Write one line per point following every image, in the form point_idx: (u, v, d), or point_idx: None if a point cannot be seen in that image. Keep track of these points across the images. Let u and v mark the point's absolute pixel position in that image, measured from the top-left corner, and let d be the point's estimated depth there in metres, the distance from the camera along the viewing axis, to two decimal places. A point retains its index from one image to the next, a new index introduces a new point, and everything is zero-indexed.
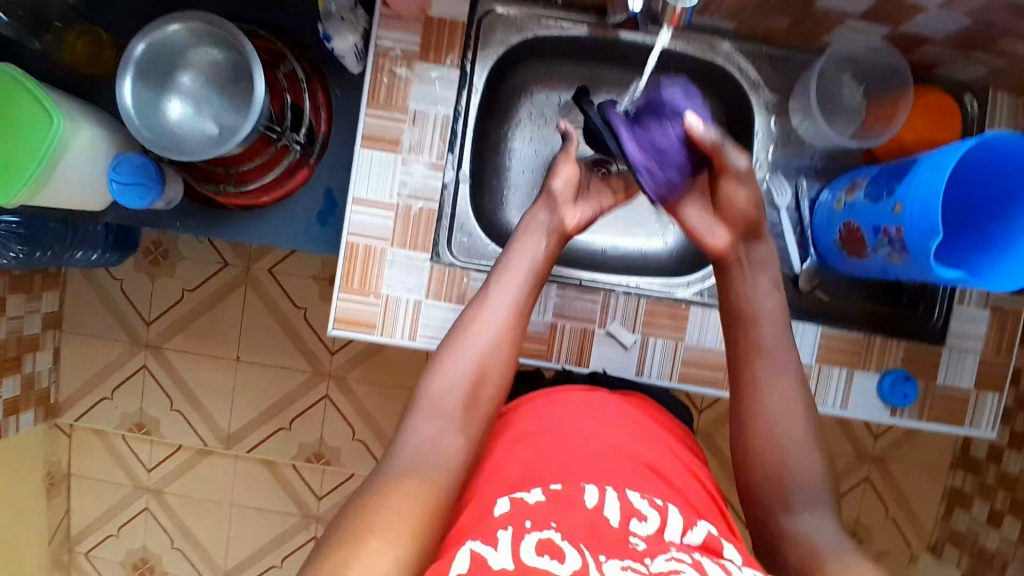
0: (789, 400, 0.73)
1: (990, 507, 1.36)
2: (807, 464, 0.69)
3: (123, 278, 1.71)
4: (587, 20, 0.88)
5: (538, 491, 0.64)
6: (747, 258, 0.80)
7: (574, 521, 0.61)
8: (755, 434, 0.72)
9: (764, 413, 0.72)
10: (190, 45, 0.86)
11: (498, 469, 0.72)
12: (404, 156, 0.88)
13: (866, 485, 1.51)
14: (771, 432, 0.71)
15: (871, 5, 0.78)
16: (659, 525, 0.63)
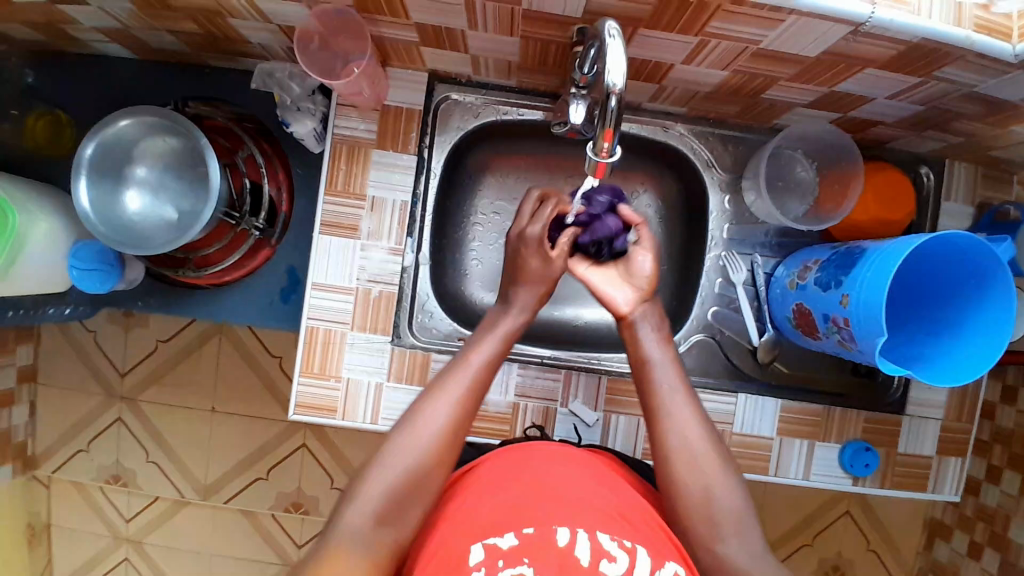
0: (688, 417, 0.69)
1: (969, 539, 1.21)
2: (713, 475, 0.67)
3: (97, 331, 1.70)
4: (543, 104, 0.90)
5: (513, 535, 0.60)
6: (637, 317, 0.76)
7: (548, 564, 0.58)
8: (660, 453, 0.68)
9: (662, 432, 0.69)
10: (142, 136, 0.86)
11: (452, 525, 0.65)
12: (363, 242, 0.88)
13: (845, 520, 1.39)
14: (674, 446, 0.68)
15: (817, 96, 0.77)
16: (631, 567, 0.59)
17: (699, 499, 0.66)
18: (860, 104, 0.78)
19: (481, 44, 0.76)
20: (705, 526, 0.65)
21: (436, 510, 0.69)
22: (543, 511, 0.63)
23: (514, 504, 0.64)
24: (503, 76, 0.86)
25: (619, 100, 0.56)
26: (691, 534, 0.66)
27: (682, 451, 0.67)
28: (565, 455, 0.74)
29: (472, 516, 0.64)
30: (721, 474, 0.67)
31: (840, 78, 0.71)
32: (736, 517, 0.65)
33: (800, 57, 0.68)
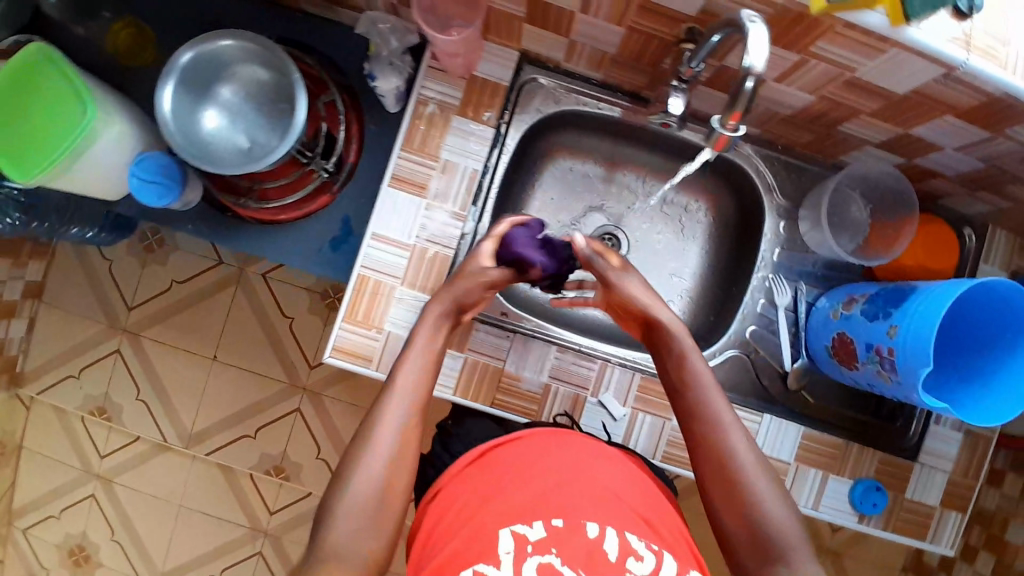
0: (736, 445, 0.68)
1: None
2: (763, 500, 0.65)
3: (113, 259, 1.69)
4: (621, 102, 0.93)
5: (541, 528, 0.63)
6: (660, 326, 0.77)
7: (574, 551, 0.62)
8: (707, 478, 0.69)
9: (706, 457, 0.69)
10: (237, 60, 0.88)
11: (481, 505, 0.67)
12: (428, 202, 0.90)
13: None
14: (719, 474, 0.68)
15: (890, 136, 0.81)
16: (654, 568, 0.63)
17: (748, 522, 0.65)
18: (927, 152, 0.82)
19: (583, 31, 0.79)
20: (750, 548, 0.65)
21: (466, 480, 0.72)
22: (572, 506, 0.65)
23: (540, 500, 0.66)
24: (593, 68, 0.89)
25: (755, 84, 0.59)
26: (736, 558, 0.66)
27: (732, 478, 0.67)
28: (599, 449, 0.76)
29: (501, 497, 0.67)
30: (771, 496, 0.65)
31: (918, 121, 0.75)
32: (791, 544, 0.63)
33: (886, 92, 0.71)
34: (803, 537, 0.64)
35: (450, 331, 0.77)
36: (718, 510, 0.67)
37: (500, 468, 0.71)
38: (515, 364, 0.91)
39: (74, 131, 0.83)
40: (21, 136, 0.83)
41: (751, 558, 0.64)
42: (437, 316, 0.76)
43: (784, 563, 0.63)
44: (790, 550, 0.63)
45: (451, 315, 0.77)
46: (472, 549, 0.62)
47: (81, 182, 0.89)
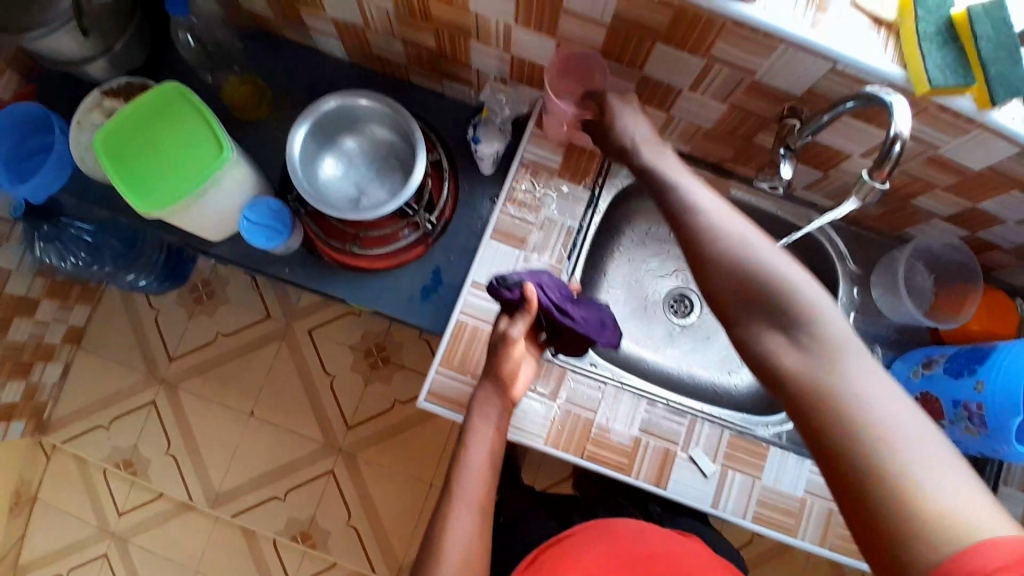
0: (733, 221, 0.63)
1: None
2: (769, 267, 0.59)
3: (161, 309, 1.71)
4: (705, 172, 1.00)
5: None
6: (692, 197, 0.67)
7: None
8: (700, 260, 0.63)
9: (699, 237, 0.63)
10: (366, 118, 0.95)
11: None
12: (527, 253, 0.95)
13: None
14: (715, 248, 0.62)
15: (958, 211, 0.89)
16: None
17: (746, 289, 0.59)
18: (989, 226, 0.90)
19: (683, 106, 0.88)
20: (751, 315, 0.59)
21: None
22: None
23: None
24: (681, 141, 0.98)
25: (901, 147, 0.63)
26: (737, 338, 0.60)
27: (729, 252, 0.61)
28: (641, 533, 0.85)
29: None
30: (775, 261, 0.60)
31: (987, 196, 0.84)
32: (798, 300, 0.57)
33: (962, 169, 0.80)
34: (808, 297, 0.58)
35: (503, 419, 0.82)
36: (714, 290, 0.61)
37: (552, 561, 0.80)
38: (605, 416, 0.93)
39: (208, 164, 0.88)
40: (156, 166, 0.89)
41: (750, 332, 0.59)
42: (495, 411, 0.81)
43: (786, 325, 0.57)
44: (799, 308, 0.57)
45: (502, 393, 0.82)
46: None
47: (199, 217, 0.94)
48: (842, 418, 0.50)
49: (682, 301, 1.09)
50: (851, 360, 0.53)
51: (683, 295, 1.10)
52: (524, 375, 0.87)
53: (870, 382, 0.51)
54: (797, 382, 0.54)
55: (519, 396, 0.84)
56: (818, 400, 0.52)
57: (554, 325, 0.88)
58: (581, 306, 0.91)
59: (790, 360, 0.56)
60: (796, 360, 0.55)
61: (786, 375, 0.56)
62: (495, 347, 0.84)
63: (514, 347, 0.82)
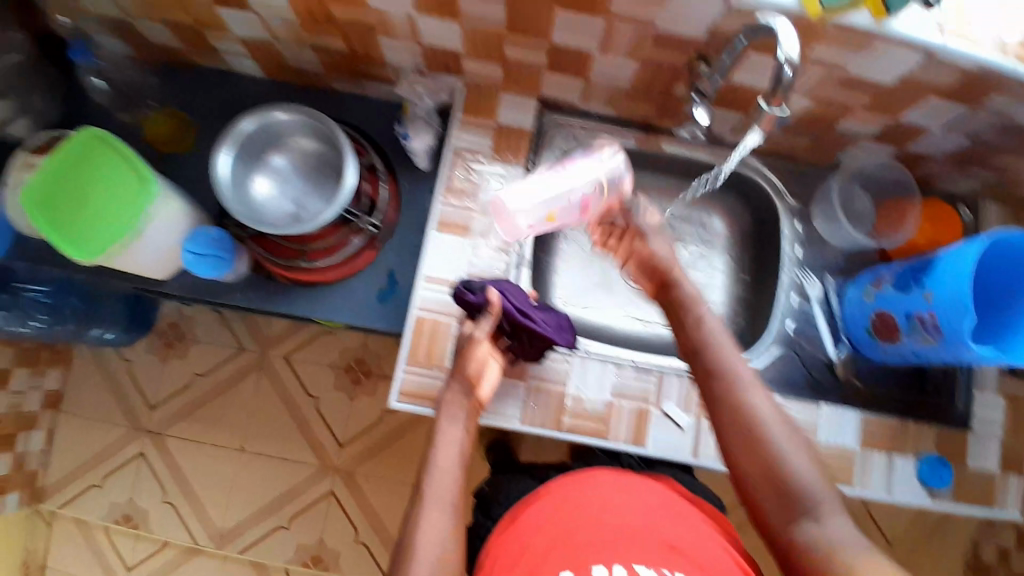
0: (762, 411, 0.72)
1: None
2: (787, 462, 0.69)
3: (133, 359, 1.69)
4: (634, 133, 1.02)
5: None
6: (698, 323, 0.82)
7: None
8: (729, 445, 0.73)
9: (729, 418, 0.73)
10: (289, 131, 0.95)
11: (518, 549, 0.78)
12: (473, 240, 0.96)
13: None
14: (741, 437, 0.72)
15: (882, 128, 0.91)
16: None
17: (769, 475, 0.70)
18: (916, 137, 0.92)
19: (600, 69, 0.89)
20: (771, 495, 0.70)
21: (503, 527, 0.84)
22: (583, 556, 0.75)
23: (561, 547, 0.77)
24: (606, 104, 0.99)
25: (792, 70, 0.64)
26: (763, 520, 0.70)
27: (749, 422, 0.72)
28: (617, 483, 0.86)
29: (526, 545, 0.79)
30: (794, 453, 0.70)
31: (904, 107, 0.85)
32: (809, 483, 0.68)
33: (875, 85, 0.82)
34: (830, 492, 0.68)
35: (471, 418, 0.84)
36: (741, 467, 0.71)
37: (525, 517, 0.83)
38: (576, 386, 0.93)
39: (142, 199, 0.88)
40: (83, 216, 0.86)
41: (779, 506, 0.69)
42: (461, 411, 0.83)
43: (812, 516, 0.67)
44: (815, 500, 0.67)
45: (467, 395, 0.84)
46: None
47: (142, 256, 0.94)
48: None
49: None
50: (876, 560, 0.61)
51: None
52: (491, 377, 0.87)
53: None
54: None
55: (486, 399, 0.86)
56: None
57: (518, 330, 0.88)
58: (542, 309, 0.91)
59: (813, 529, 0.66)
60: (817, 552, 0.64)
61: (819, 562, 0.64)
62: (460, 350, 0.86)
63: (478, 347, 0.85)
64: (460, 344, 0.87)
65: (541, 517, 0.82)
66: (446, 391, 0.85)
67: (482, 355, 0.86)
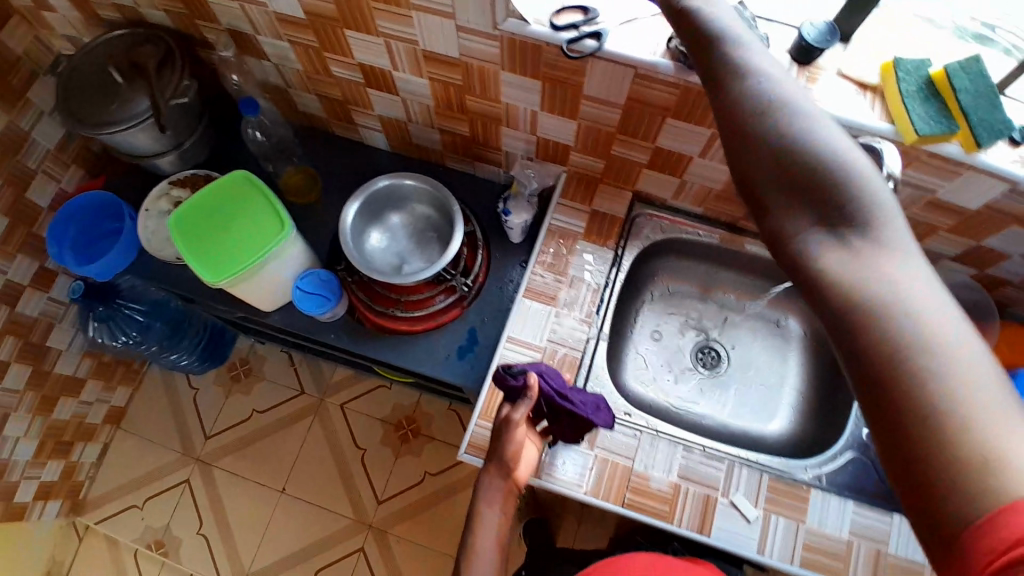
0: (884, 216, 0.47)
1: None
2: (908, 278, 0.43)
3: (199, 387, 1.76)
4: (719, 230, 1.10)
5: None
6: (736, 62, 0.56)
7: None
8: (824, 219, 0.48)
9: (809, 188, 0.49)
10: (411, 196, 1.05)
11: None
12: (558, 309, 1.03)
13: None
14: (818, 226, 0.48)
15: (963, 250, 0.96)
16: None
17: (787, 178, 0.50)
18: (997, 261, 0.96)
19: (695, 170, 0.98)
20: (790, 201, 0.50)
21: None
22: None
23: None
24: (695, 204, 1.08)
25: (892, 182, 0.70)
26: (865, 341, 0.42)
27: (795, 180, 0.50)
28: (662, 566, 0.89)
29: None
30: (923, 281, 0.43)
31: (987, 233, 0.90)
32: (872, 251, 0.46)
33: (960, 209, 0.88)
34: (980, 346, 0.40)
35: (510, 496, 0.86)
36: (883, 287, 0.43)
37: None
38: (643, 463, 0.95)
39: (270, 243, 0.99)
40: (218, 243, 0.99)
41: (858, 305, 0.44)
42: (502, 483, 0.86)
43: (839, 237, 0.48)
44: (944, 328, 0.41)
45: (505, 479, 0.86)
46: None
47: (250, 289, 1.03)
48: (954, 443, 0.38)
49: (709, 353, 1.13)
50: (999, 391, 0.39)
51: (708, 347, 1.14)
52: (527, 460, 0.90)
53: (1002, 413, 0.38)
54: (920, 424, 0.39)
55: (524, 480, 0.89)
56: (923, 400, 0.39)
57: (557, 412, 0.90)
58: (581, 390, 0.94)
59: (837, 269, 0.46)
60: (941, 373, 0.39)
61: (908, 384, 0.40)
62: (499, 435, 0.88)
63: (516, 430, 0.87)
64: (498, 427, 0.89)
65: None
66: (485, 473, 0.87)
67: (520, 438, 0.88)
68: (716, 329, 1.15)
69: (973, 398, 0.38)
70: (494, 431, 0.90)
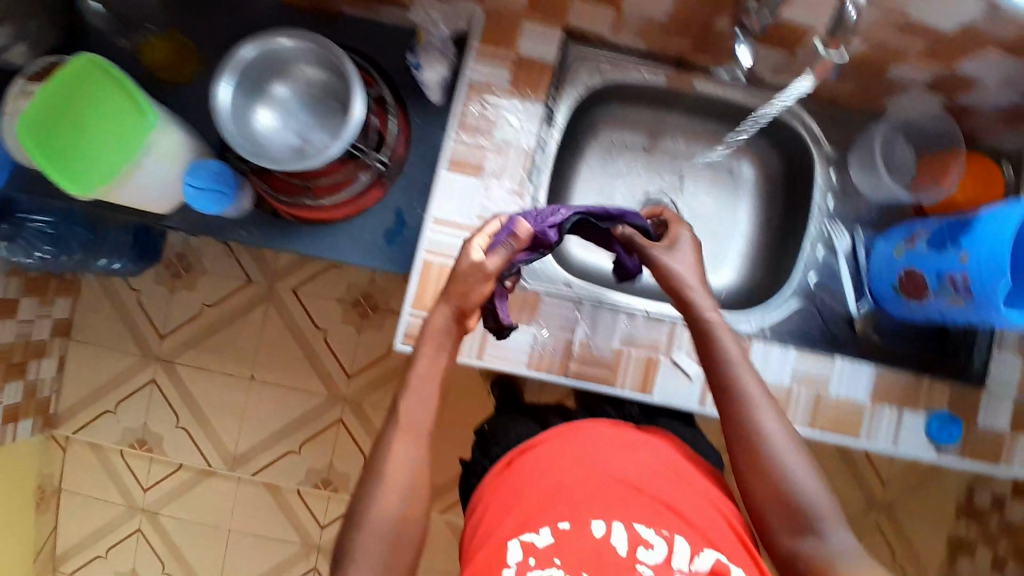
0: (775, 437, 0.70)
1: None
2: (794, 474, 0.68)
3: (141, 288, 1.68)
4: (666, 69, 0.94)
5: (548, 535, 0.74)
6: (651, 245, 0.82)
7: (583, 547, 0.73)
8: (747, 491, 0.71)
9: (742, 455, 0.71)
10: (293, 59, 0.88)
11: (511, 504, 0.79)
12: (485, 181, 0.91)
13: (876, 533, 1.54)
14: (751, 466, 0.70)
15: (934, 74, 0.84)
16: (666, 554, 0.73)
17: (724, 398, 0.74)
18: (968, 86, 0.85)
19: None
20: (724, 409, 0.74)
21: (513, 463, 0.84)
22: (586, 509, 0.76)
23: (561, 500, 0.77)
24: (637, 37, 0.91)
25: None
26: (765, 531, 0.70)
27: (734, 398, 0.73)
28: (624, 438, 0.86)
29: (533, 486, 0.80)
30: (801, 469, 0.68)
31: (964, 56, 0.79)
32: (778, 438, 0.70)
33: (936, 29, 0.75)
34: (833, 508, 0.67)
35: (456, 345, 0.78)
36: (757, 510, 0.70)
37: (537, 456, 0.83)
38: (586, 332, 0.92)
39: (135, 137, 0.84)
40: (78, 148, 0.83)
41: (756, 458, 0.70)
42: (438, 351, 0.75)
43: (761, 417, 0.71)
44: (818, 519, 0.66)
45: (457, 323, 0.75)
46: (505, 539, 0.75)
47: (129, 194, 0.90)
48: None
49: (657, 209, 1.02)
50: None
51: (656, 202, 1.03)
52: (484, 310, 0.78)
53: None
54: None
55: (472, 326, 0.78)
56: (797, 544, 0.67)
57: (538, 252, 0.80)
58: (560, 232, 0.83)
59: (777, 438, 0.70)
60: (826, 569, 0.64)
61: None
62: (465, 281, 0.74)
63: (489, 282, 0.74)
64: (461, 271, 0.73)
65: (537, 471, 0.81)
66: (432, 314, 0.76)
67: (486, 291, 0.75)
68: (665, 182, 1.04)
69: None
70: (455, 272, 0.75)
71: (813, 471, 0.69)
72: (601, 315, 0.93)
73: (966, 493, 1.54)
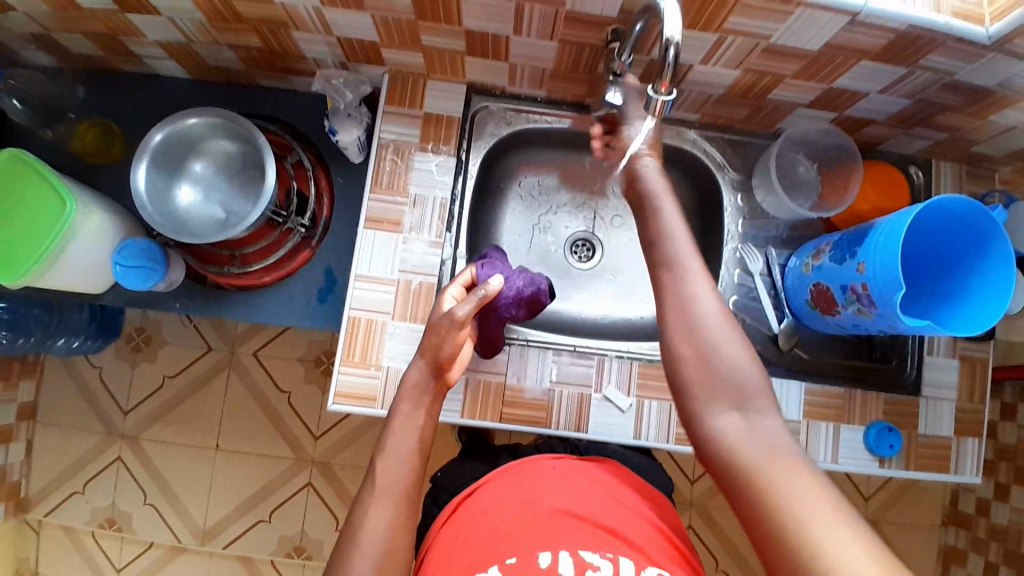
0: (706, 304, 0.64)
1: (985, 560, 1.38)
2: (719, 344, 0.63)
3: (102, 365, 1.68)
4: (569, 114, 1.00)
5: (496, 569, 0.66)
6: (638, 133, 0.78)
7: None
8: (666, 328, 0.65)
9: (671, 308, 0.65)
10: (206, 136, 0.93)
11: (454, 551, 0.72)
12: (405, 235, 0.94)
13: None
14: (682, 320, 0.64)
15: (817, 95, 0.88)
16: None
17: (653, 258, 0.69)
18: (853, 102, 0.89)
19: (521, 52, 0.86)
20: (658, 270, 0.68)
21: (459, 511, 0.80)
22: (529, 540, 0.69)
23: (502, 537, 0.70)
24: (534, 86, 0.96)
25: (676, 53, 0.64)
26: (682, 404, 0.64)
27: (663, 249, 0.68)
28: (567, 469, 0.82)
29: (476, 529, 0.73)
30: (727, 343, 0.62)
31: (836, 74, 0.82)
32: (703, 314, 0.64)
33: (802, 52, 0.78)
34: (765, 388, 0.61)
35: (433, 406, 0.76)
36: (677, 362, 0.64)
37: (481, 498, 0.79)
38: (515, 375, 0.93)
39: (59, 222, 0.86)
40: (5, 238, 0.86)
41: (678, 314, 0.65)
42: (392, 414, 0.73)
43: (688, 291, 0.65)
44: (748, 397, 0.60)
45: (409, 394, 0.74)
46: None
47: (59, 280, 0.91)
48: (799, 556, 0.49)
49: (584, 247, 1.08)
50: (794, 460, 0.56)
51: (584, 240, 1.08)
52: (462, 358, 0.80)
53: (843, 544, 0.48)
54: (790, 532, 0.50)
55: (456, 380, 0.79)
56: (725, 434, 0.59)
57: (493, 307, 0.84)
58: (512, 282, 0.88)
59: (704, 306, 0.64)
60: (742, 451, 0.57)
61: (764, 516, 0.53)
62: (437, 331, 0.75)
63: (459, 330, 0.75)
64: (435, 321, 0.76)
65: (480, 514, 0.76)
66: (409, 371, 0.77)
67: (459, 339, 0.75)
68: (589, 219, 1.08)
69: (783, 500, 0.52)
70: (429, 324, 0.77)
71: (745, 347, 0.63)
72: (530, 362, 0.93)
73: (948, 499, 1.51)
